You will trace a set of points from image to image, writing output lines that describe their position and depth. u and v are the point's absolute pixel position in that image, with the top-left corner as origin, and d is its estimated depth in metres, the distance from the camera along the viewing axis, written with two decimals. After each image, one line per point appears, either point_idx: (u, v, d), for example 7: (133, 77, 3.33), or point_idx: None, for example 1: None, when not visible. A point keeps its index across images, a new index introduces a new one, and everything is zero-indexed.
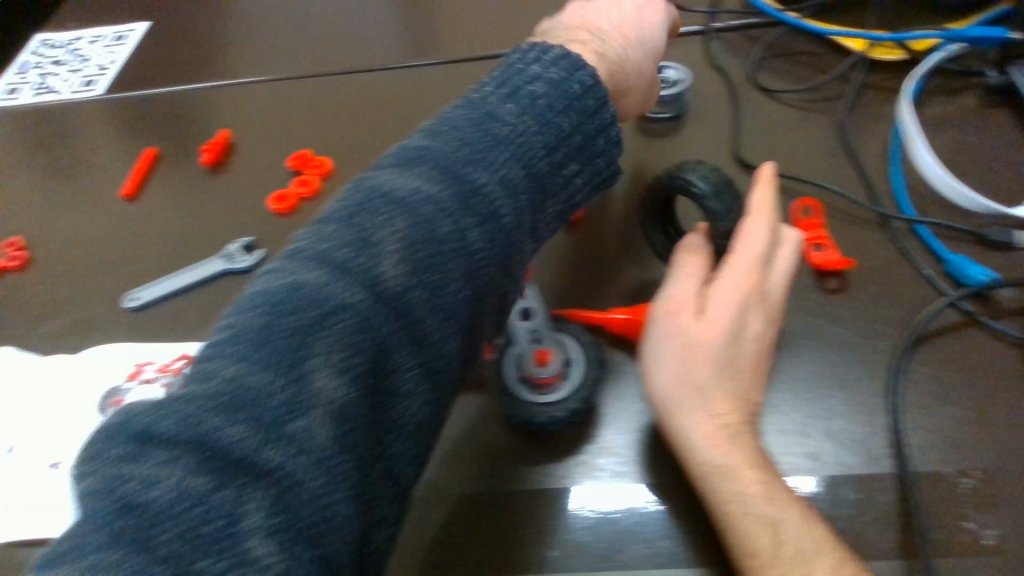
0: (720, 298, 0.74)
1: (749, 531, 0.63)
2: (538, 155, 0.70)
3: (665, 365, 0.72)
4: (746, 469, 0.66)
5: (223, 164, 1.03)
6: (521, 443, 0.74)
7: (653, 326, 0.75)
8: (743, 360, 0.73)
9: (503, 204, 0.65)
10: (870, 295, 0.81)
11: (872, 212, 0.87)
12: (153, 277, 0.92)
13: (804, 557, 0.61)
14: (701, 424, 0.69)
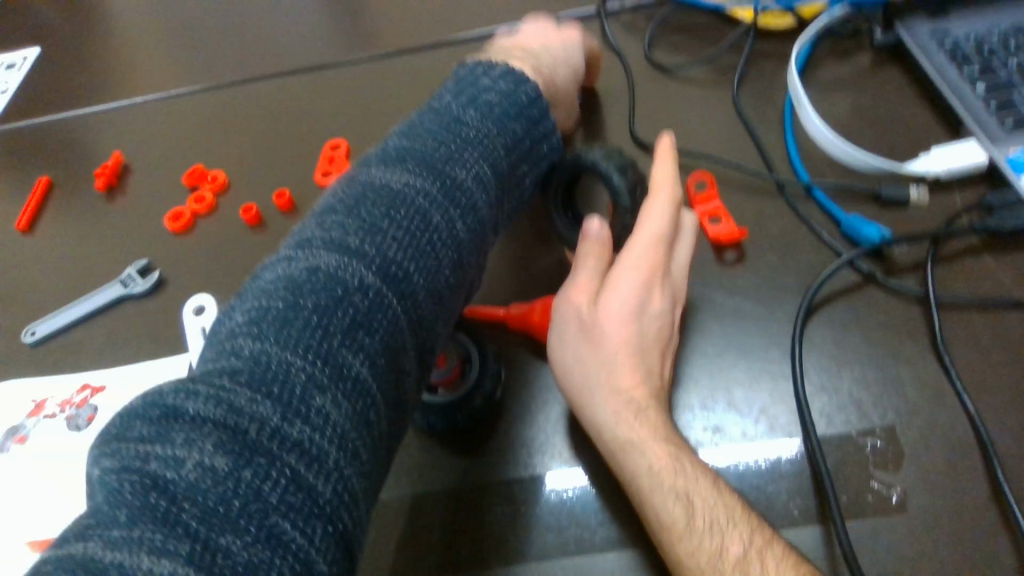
0: (621, 281, 0.72)
1: (657, 504, 0.62)
2: (451, 180, 0.66)
3: (567, 347, 0.72)
4: (651, 441, 0.65)
5: (117, 189, 1.00)
6: (430, 444, 0.73)
7: (558, 310, 0.74)
8: (650, 341, 0.72)
9: (429, 223, 0.62)
10: (771, 262, 0.81)
11: (768, 181, 0.87)
12: (51, 309, 0.89)
13: (716, 527, 0.60)
14: (606, 404, 0.68)
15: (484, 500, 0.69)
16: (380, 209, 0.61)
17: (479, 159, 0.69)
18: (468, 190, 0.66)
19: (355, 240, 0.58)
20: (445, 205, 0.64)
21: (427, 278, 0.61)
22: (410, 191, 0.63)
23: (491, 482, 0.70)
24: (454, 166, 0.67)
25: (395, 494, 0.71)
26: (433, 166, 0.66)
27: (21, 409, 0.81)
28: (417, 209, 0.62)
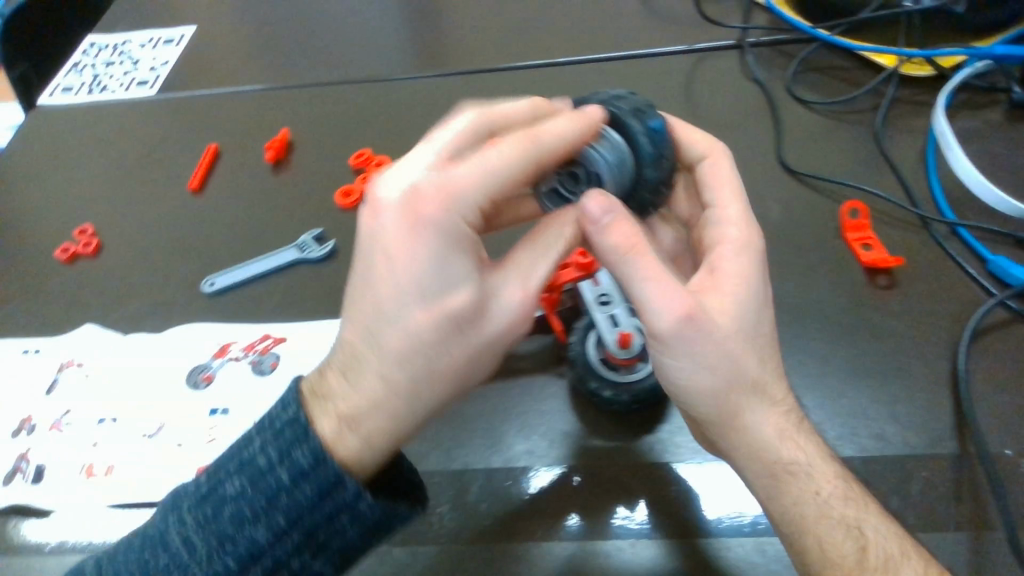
0: (743, 278, 0.66)
1: (827, 535, 0.62)
2: (273, 492, 0.58)
3: (711, 371, 0.64)
4: (818, 467, 0.65)
5: (283, 162, 1.07)
6: (602, 421, 0.76)
7: (678, 332, 0.62)
8: (768, 333, 0.67)
9: (248, 533, 0.57)
10: (921, 292, 0.85)
11: (914, 215, 0.92)
12: (227, 264, 0.95)
13: (890, 561, 0.60)
14: (769, 421, 0.66)
15: (655, 476, 0.71)
16: (212, 526, 0.58)
17: (313, 484, 0.58)
18: (349, 513, 0.59)
19: (188, 546, 0.58)
20: (319, 543, 0.59)
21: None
22: (273, 502, 0.58)
23: (662, 459, 0.73)
24: (335, 487, 0.58)
25: (570, 456, 0.74)
26: (315, 485, 0.58)
27: (206, 349, 0.86)
28: (236, 532, 0.58)
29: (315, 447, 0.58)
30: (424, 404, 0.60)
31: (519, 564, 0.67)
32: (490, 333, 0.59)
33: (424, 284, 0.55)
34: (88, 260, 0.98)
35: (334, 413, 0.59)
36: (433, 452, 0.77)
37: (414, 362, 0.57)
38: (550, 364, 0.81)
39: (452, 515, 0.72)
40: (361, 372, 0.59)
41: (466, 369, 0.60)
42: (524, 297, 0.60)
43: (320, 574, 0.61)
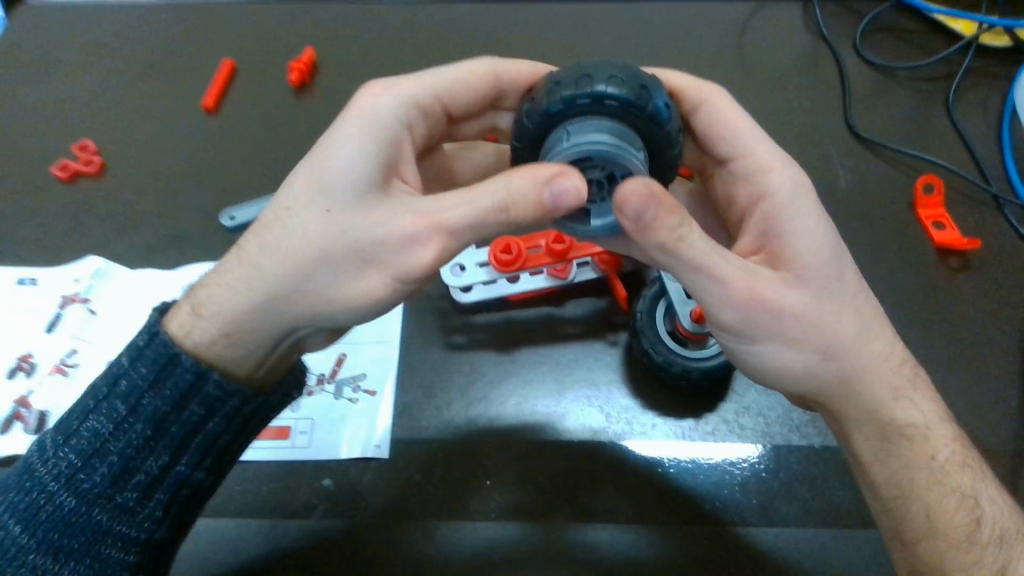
0: (798, 229, 0.59)
1: (938, 503, 0.57)
2: (142, 382, 0.55)
3: (802, 348, 0.56)
4: (938, 429, 0.59)
5: (307, 86, 0.97)
6: (661, 397, 0.70)
7: (750, 321, 0.55)
8: (852, 286, 0.59)
9: (123, 416, 0.55)
10: (995, 277, 0.80)
11: (987, 194, 0.87)
12: (247, 196, 0.87)
13: (1001, 539, 0.56)
14: (875, 384, 0.58)
15: (720, 458, 0.67)
16: (94, 427, 0.55)
17: (149, 362, 0.55)
18: (198, 399, 0.55)
19: (69, 445, 0.55)
20: (173, 437, 0.56)
21: (102, 510, 0.54)
22: (113, 390, 0.55)
23: (727, 442, 0.68)
24: (169, 366, 0.55)
25: (631, 426, 0.69)
26: (152, 361, 0.55)
27: None
28: (77, 427, 0.55)
29: (152, 327, 0.56)
30: (263, 301, 0.52)
31: (574, 545, 0.63)
32: (353, 236, 0.50)
33: (315, 165, 0.53)
34: (90, 181, 0.89)
35: (193, 304, 0.55)
36: (481, 414, 0.70)
37: (272, 242, 0.52)
38: (600, 330, 0.75)
39: (505, 484, 0.66)
40: (232, 260, 0.55)
41: (334, 278, 0.51)
42: (426, 226, 0.50)
43: (185, 475, 0.57)
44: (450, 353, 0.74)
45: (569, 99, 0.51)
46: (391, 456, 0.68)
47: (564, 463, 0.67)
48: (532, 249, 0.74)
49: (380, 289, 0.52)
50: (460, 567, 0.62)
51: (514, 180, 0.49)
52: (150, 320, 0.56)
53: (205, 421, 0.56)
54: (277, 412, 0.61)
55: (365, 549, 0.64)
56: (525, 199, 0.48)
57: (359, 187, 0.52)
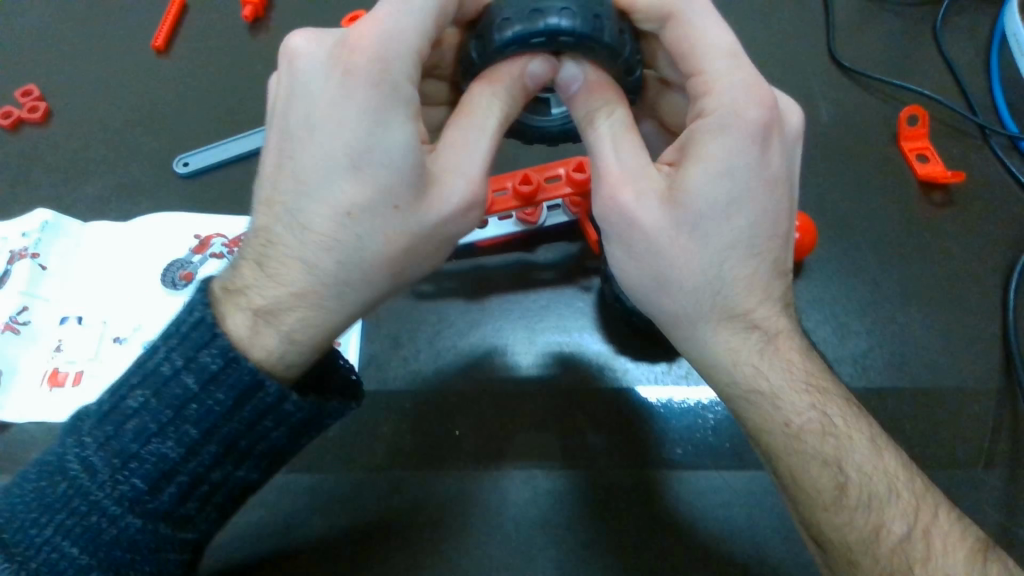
0: (699, 160, 0.46)
1: (799, 466, 0.49)
2: (215, 396, 0.47)
3: (637, 263, 0.50)
4: (793, 389, 0.50)
5: (262, 21, 0.91)
6: (633, 339, 0.69)
7: (602, 222, 0.50)
8: (740, 228, 0.47)
9: (197, 430, 0.48)
10: (976, 212, 0.78)
11: (972, 125, 0.83)
12: (202, 141, 0.83)
13: (874, 499, 0.47)
14: (721, 333, 0.50)
15: (695, 401, 0.66)
16: (161, 438, 0.48)
17: (225, 386, 0.47)
18: (273, 417, 0.49)
19: (133, 457, 0.47)
20: (241, 452, 0.50)
21: (166, 524, 0.49)
22: (180, 412, 0.48)
23: (700, 386, 0.66)
24: (252, 389, 0.47)
25: (602, 374, 0.67)
26: (229, 385, 0.47)
27: (183, 242, 0.75)
28: (137, 449, 0.47)
29: (223, 345, 0.47)
30: (346, 297, 0.48)
31: (543, 496, 0.62)
32: (427, 221, 0.47)
33: (353, 151, 0.44)
34: (37, 129, 0.84)
35: (243, 304, 0.48)
36: (449, 365, 0.68)
37: (337, 243, 0.46)
38: (572, 275, 0.72)
39: (474, 438, 0.65)
40: (273, 250, 0.47)
41: (406, 260, 0.48)
42: (476, 187, 0.48)
43: (246, 481, 0.51)
44: (418, 302, 0.71)
45: (552, 32, 0.47)
46: (357, 408, 0.66)
47: (537, 414, 0.66)
48: (498, 192, 0.69)
49: (436, 255, 0.50)
50: (431, 520, 0.62)
51: (490, 87, 0.49)
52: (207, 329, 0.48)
53: (281, 435, 0.50)
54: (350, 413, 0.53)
55: (333, 503, 0.63)
56: (511, 100, 0.49)
57: (412, 177, 0.45)
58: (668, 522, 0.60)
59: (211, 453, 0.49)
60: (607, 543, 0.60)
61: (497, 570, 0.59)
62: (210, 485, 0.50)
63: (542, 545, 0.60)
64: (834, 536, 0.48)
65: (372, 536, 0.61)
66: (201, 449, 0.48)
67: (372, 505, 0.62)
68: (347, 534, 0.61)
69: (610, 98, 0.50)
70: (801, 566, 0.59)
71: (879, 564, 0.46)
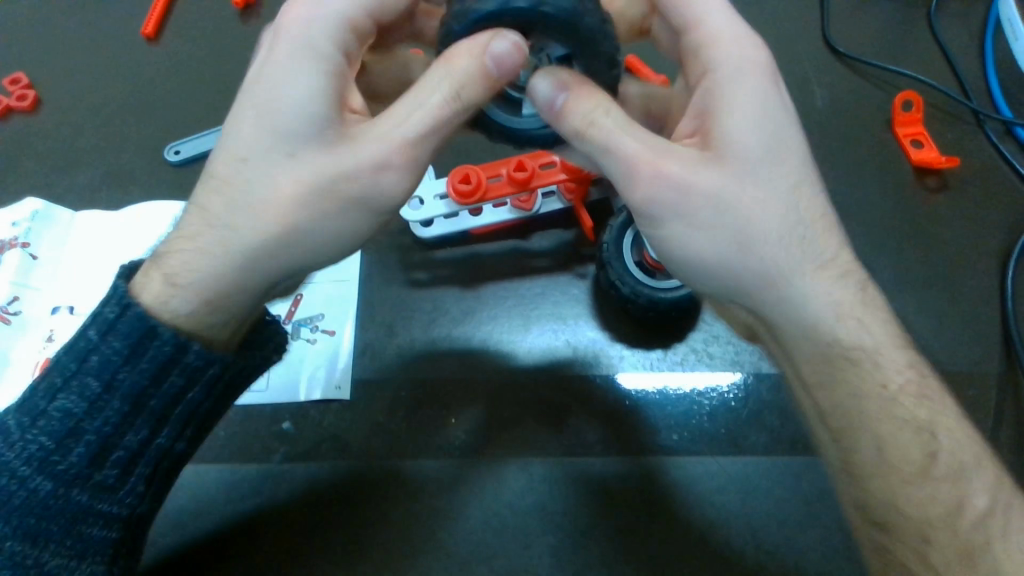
0: (730, 109, 0.48)
1: (891, 435, 0.49)
2: (114, 353, 0.48)
3: (713, 232, 0.47)
4: (888, 349, 0.50)
5: (253, 6, 0.90)
6: (629, 325, 0.68)
7: (656, 201, 0.47)
8: (791, 170, 0.48)
9: (97, 384, 0.49)
10: (971, 197, 0.78)
11: (966, 110, 0.83)
12: (194, 129, 0.82)
13: (959, 472, 0.49)
14: (816, 284, 0.49)
15: (690, 388, 0.65)
16: (70, 396, 0.49)
17: (122, 336, 0.48)
18: (177, 370, 0.50)
19: (43, 416, 0.49)
20: (152, 410, 0.51)
21: (81, 490, 0.50)
22: (81, 365, 0.49)
23: (696, 372, 0.66)
24: (149, 341, 0.48)
25: (597, 360, 0.67)
26: (126, 336, 0.48)
27: None
28: (45, 407, 0.49)
29: (121, 296, 0.49)
30: (246, 258, 0.47)
31: (539, 482, 0.62)
32: (328, 173, 0.46)
33: (258, 103, 0.46)
34: (26, 117, 0.84)
35: (161, 271, 0.49)
36: (445, 354, 0.68)
37: (235, 197, 0.47)
38: (568, 262, 0.72)
39: (472, 426, 0.65)
40: (192, 213, 0.49)
41: (313, 220, 0.47)
42: (394, 150, 0.46)
43: (164, 444, 0.52)
44: (411, 291, 0.71)
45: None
46: (352, 397, 0.66)
47: (531, 400, 0.65)
48: (492, 179, 0.68)
49: (358, 224, 0.48)
50: (428, 507, 0.62)
51: (455, 60, 0.45)
52: (116, 288, 0.49)
53: (189, 390, 0.51)
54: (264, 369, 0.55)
55: (329, 489, 0.63)
56: (473, 79, 0.46)
57: (314, 125, 0.46)
58: (637, 496, 0.61)
59: (117, 408, 0.50)
60: (603, 528, 0.60)
61: (493, 556, 0.60)
62: (122, 445, 0.51)
63: (538, 531, 0.60)
64: (913, 512, 0.48)
65: (359, 521, 0.62)
66: (101, 404, 0.49)
67: (363, 491, 0.62)
68: (336, 519, 0.62)
69: (597, 94, 0.48)
70: (795, 551, 0.59)
71: (959, 536, 0.47)
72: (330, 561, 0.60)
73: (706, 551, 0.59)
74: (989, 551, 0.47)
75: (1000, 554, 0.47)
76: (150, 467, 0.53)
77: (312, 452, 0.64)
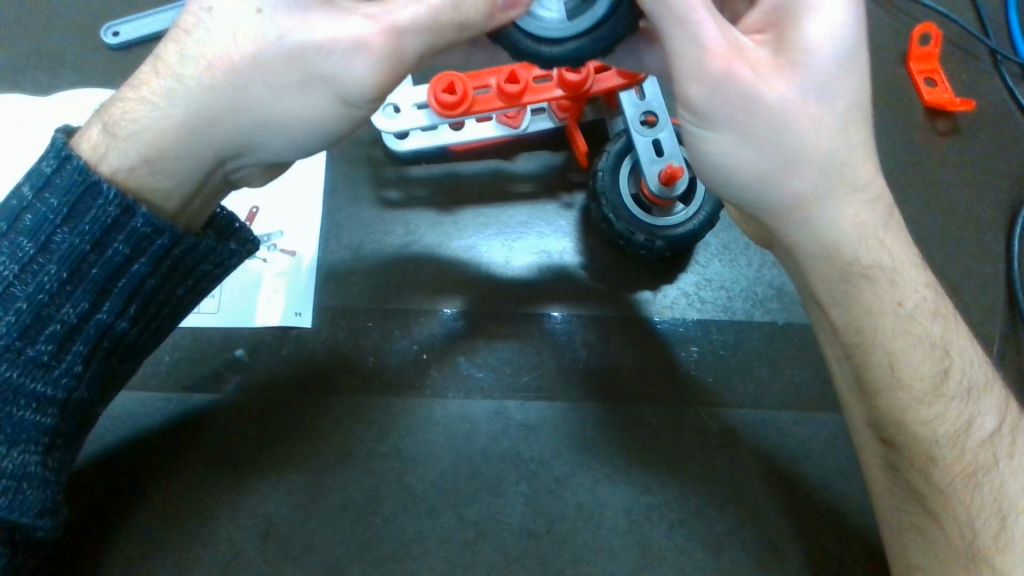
0: (806, 17, 0.42)
1: (904, 354, 0.47)
2: (54, 210, 0.41)
3: (758, 147, 0.43)
4: (907, 273, 0.48)
5: None
6: (618, 258, 0.63)
7: (714, 101, 0.42)
8: (857, 89, 0.44)
9: (28, 245, 0.41)
10: (981, 144, 0.74)
11: (984, 48, 0.78)
12: (134, 7, 0.72)
13: (971, 392, 0.48)
14: (844, 210, 0.45)
15: (679, 333, 0.61)
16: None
17: (58, 190, 0.41)
18: (124, 236, 0.42)
19: None
20: (93, 280, 0.43)
21: (9, 365, 0.42)
22: (12, 224, 0.41)
23: (686, 316, 0.62)
24: (88, 194, 0.41)
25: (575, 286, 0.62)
26: (63, 191, 0.41)
27: None
28: None
29: (58, 147, 0.42)
30: (192, 116, 0.41)
31: (515, 427, 0.58)
32: (290, 41, 0.40)
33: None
34: None
35: (106, 120, 0.43)
36: (414, 280, 0.62)
37: (191, 48, 0.41)
38: (554, 189, 0.66)
39: (440, 357, 0.60)
40: (149, 62, 0.43)
41: (267, 95, 0.41)
42: (376, 31, 0.40)
43: (110, 327, 0.45)
44: (382, 211, 0.65)
45: None
46: (313, 326, 0.61)
47: (487, 300, 0.62)
48: (480, 89, 0.61)
49: (319, 118, 0.42)
50: (394, 448, 0.57)
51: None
52: (56, 143, 0.42)
53: (138, 261, 0.43)
54: (230, 262, 0.48)
55: (281, 420, 0.58)
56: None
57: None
58: (633, 461, 0.57)
59: (51, 275, 0.41)
60: (583, 475, 0.57)
61: (464, 503, 0.56)
62: (61, 322, 0.43)
63: (512, 480, 0.57)
64: (921, 429, 0.47)
65: (295, 437, 0.58)
66: (33, 265, 0.41)
67: (300, 404, 0.59)
68: (266, 426, 0.58)
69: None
70: (777, 508, 0.57)
71: (965, 455, 0.47)
72: (269, 478, 0.57)
73: (686, 505, 0.57)
74: (996, 473, 0.46)
75: (1005, 473, 0.46)
76: (89, 352, 0.45)
77: (266, 384, 0.59)
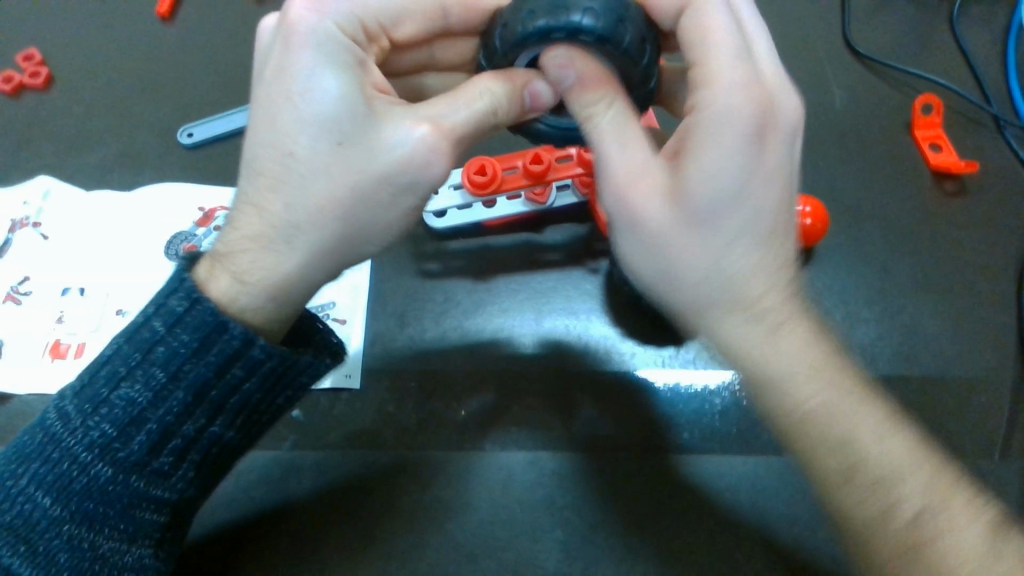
0: (699, 155, 0.43)
1: (817, 454, 0.48)
2: (182, 345, 0.48)
3: (646, 260, 0.48)
4: (807, 367, 0.47)
5: None
6: (643, 323, 0.68)
7: (614, 216, 0.47)
8: (743, 221, 0.45)
9: (158, 374, 0.49)
10: (989, 202, 0.77)
11: (986, 115, 0.83)
12: (206, 110, 0.82)
13: (884, 475, 0.46)
14: (729, 322, 0.47)
15: (702, 386, 0.65)
16: (133, 384, 0.49)
17: (189, 328, 0.48)
18: (240, 362, 0.50)
19: (101, 404, 0.49)
20: (212, 400, 0.51)
21: (139, 476, 0.50)
22: (147, 355, 0.49)
23: (708, 370, 0.66)
24: (213, 331, 0.48)
25: (607, 355, 0.67)
26: (193, 327, 0.48)
27: (187, 214, 0.74)
28: (108, 394, 0.49)
29: (189, 288, 0.49)
30: (311, 250, 0.47)
31: (548, 476, 0.62)
32: (376, 164, 0.45)
33: (291, 98, 0.45)
34: (41, 97, 0.83)
35: (228, 268, 0.49)
36: (455, 342, 0.68)
37: (287, 191, 0.46)
38: (580, 256, 0.71)
39: (478, 412, 0.65)
40: (239, 209, 0.49)
41: (370, 212, 0.47)
42: (438, 133, 0.46)
43: (221, 437, 0.53)
44: (424, 281, 0.71)
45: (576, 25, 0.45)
46: (362, 386, 0.66)
47: (521, 375, 0.66)
48: (508, 170, 0.67)
49: (408, 210, 0.48)
50: (437, 499, 0.61)
51: (493, 83, 0.47)
52: (186, 285, 0.49)
53: (248, 382, 0.51)
54: (325, 369, 0.54)
55: (339, 478, 0.62)
56: (506, 91, 0.48)
57: (353, 116, 0.45)
58: (653, 508, 0.60)
59: (175, 400, 0.49)
60: (611, 523, 0.60)
61: (501, 551, 0.59)
62: (182, 436, 0.51)
63: (546, 527, 0.60)
64: (848, 514, 0.47)
65: (349, 492, 0.62)
66: (165, 393, 0.49)
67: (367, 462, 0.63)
68: (337, 487, 0.62)
69: (604, 86, 0.46)
70: (803, 553, 0.59)
71: (894, 537, 0.45)
72: (321, 532, 0.61)
73: (714, 549, 0.59)
74: (932, 552, 0.44)
75: (943, 553, 0.44)
76: (202, 461, 0.53)
77: (321, 438, 0.64)
